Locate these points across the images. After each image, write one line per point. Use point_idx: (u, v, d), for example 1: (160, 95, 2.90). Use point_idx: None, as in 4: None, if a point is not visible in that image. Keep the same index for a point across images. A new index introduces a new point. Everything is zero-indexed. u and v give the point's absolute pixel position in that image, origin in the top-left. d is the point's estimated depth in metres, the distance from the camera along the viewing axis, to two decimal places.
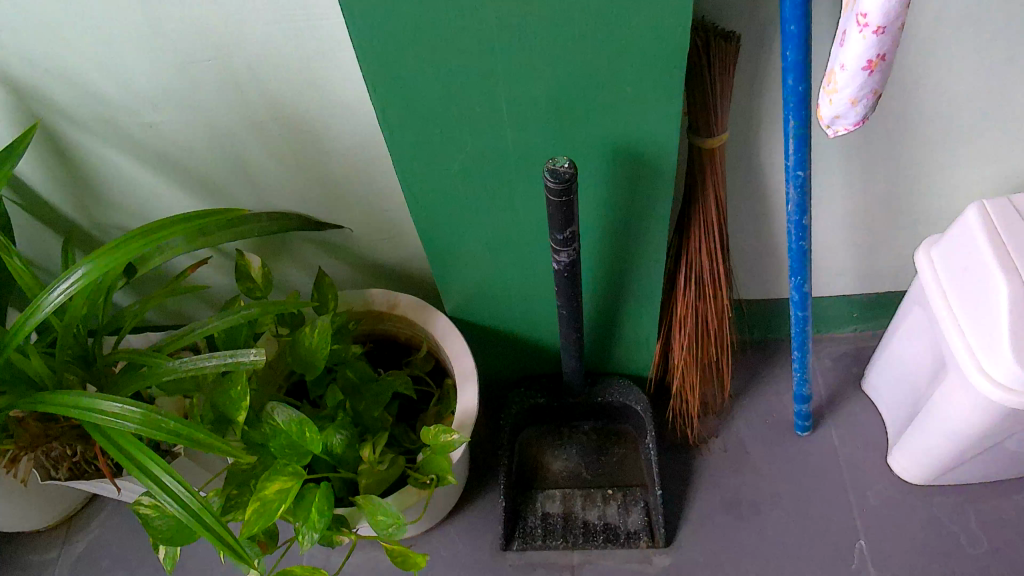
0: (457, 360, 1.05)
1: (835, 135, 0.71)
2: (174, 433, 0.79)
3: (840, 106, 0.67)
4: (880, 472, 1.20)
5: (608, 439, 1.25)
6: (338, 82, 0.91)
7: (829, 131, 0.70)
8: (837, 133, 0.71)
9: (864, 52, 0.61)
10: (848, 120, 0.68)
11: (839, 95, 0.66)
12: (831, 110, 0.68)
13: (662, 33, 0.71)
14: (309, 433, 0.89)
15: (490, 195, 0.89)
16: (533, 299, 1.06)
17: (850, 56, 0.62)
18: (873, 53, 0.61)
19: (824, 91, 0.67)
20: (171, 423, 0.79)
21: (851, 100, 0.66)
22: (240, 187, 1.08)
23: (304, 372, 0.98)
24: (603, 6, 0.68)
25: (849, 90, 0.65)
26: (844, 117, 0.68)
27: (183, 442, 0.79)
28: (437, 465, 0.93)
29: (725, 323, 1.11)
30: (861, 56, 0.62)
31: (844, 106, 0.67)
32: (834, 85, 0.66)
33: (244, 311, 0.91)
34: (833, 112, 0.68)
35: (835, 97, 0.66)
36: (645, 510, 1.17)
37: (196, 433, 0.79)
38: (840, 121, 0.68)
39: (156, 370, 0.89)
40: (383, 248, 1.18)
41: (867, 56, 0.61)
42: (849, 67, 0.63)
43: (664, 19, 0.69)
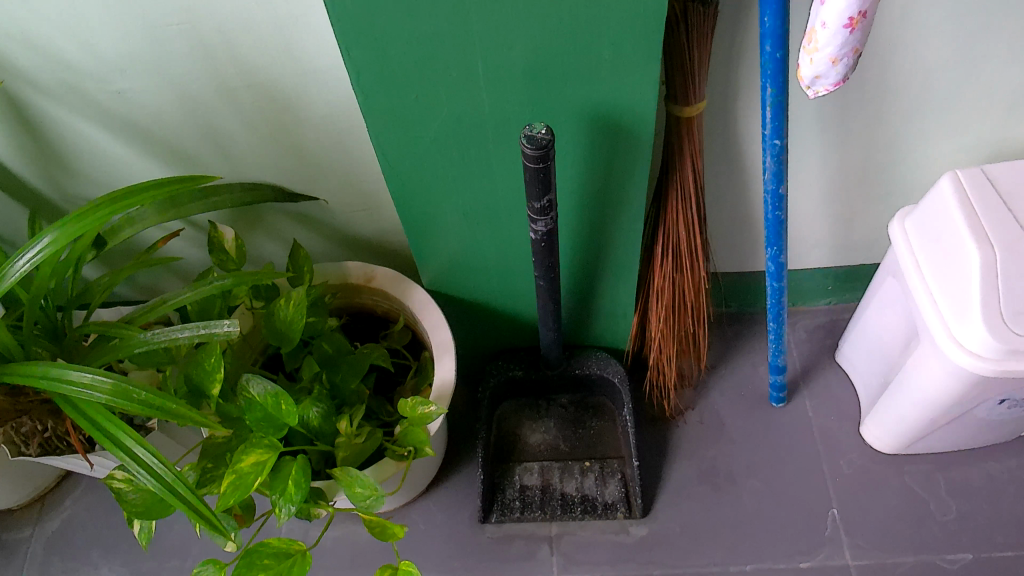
0: (433, 332, 1.04)
1: (814, 98, 0.70)
2: (146, 404, 0.77)
3: (820, 66, 0.66)
4: (852, 442, 1.22)
5: (585, 412, 1.26)
6: (311, 48, 0.89)
7: (808, 93, 0.70)
8: (816, 95, 0.70)
9: (845, 8, 0.61)
10: (829, 80, 0.67)
11: (820, 54, 0.65)
12: (812, 69, 0.67)
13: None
14: (286, 406, 0.88)
15: (466, 165, 0.88)
16: (510, 271, 1.06)
17: (831, 14, 0.62)
18: (855, 9, 0.61)
19: (803, 50, 0.67)
20: (143, 394, 0.78)
21: (832, 59, 0.65)
22: (213, 157, 1.06)
23: (279, 344, 0.98)
24: None
25: (830, 49, 0.64)
26: (824, 76, 0.67)
27: (156, 414, 0.78)
28: (415, 437, 0.93)
29: (702, 295, 1.12)
30: (842, 13, 0.61)
31: (824, 65, 0.66)
32: (814, 44, 0.65)
33: (218, 282, 0.89)
34: (813, 72, 0.67)
35: (815, 56, 0.66)
36: (622, 481, 1.18)
37: (168, 404, 0.78)
38: (820, 81, 0.68)
39: (127, 342, 0.87)
40: (359, 220, 1.17)
41: (848, 13, 0.61)
42: (830, 25, 0.63)
43: None
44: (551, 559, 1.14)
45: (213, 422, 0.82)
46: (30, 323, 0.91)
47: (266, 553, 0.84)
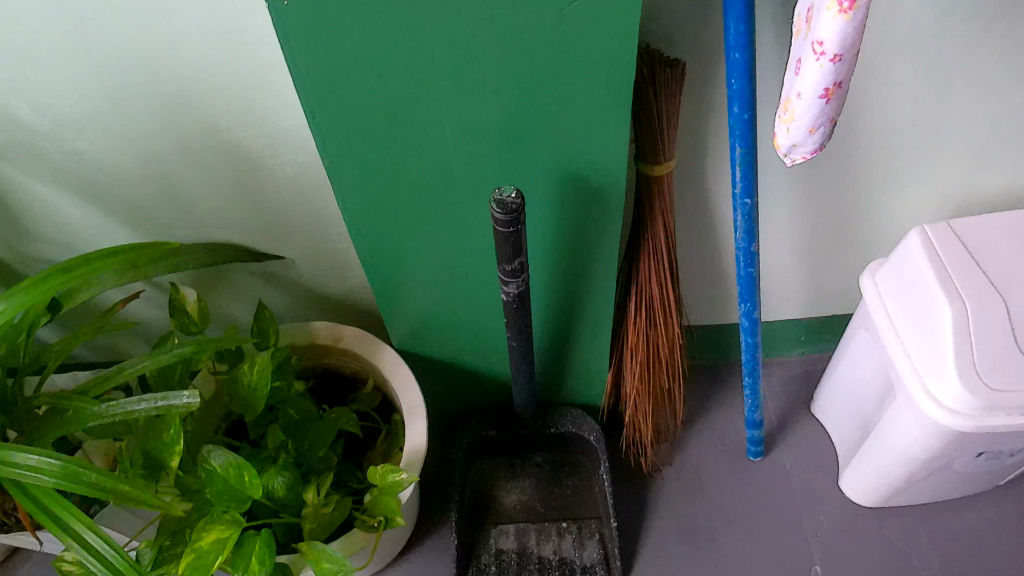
0: (404, 394, 1.01)
1: (793, 164, 0.70)
2: (96, 487, 0.73)
3: (797, 135, 0.66)
4: (831, 495, 1.20)
5: (561, 470, 1.23)
6: (277, 109, 0.88)
7: (787, 160, 0.70)
8: (795, 162, 0.70)
9: (819, 80, 0.60)
10: (806, 148, 0.67)
11: (796, 123, 0.65)
12: (789, 138, 0.67)
13: (607, 62, 0.70)
14: (249, 477, 0.84)
15: (436, 225, 0.87)
16: (482, 330, 1.04)
17: (806, 85, 0.61)
18: (830, 81, 0.60)
19: (781, 118, 0.67)
20: (93, 475, 0.73)
21: (809, 129, 0.65)
22: (175, 217, 1.03)
23: (243, 411, 0.94)
24: (548, 38, 0.67)
25: (805, 119, 0.64)
26: (801, 145, 0.67)
27: (107, 496, 0.73)
28: (386, 506, 0.89)
29: (677, 350, 1.11)
30: (817, 85, 0.61)
31: (801, 134, 0.66)
32: (790, 114, 0.65)
33: (178, 350, 0.86)
34: (790, 140, 0.67)
35: (791, 126, 0.66)
36: (601, 542, 1.15)
37: (120, 486, 0.73)
38: (798, 149, 0.68)
39: (81, 414, 0.82)
40: (327, 278, 1.14)
41: (823, 85, 0.60)
42: (806, 95, 0.62)
43: (610, 57, 0.69)
44: None
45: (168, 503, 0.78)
46: None
47: None
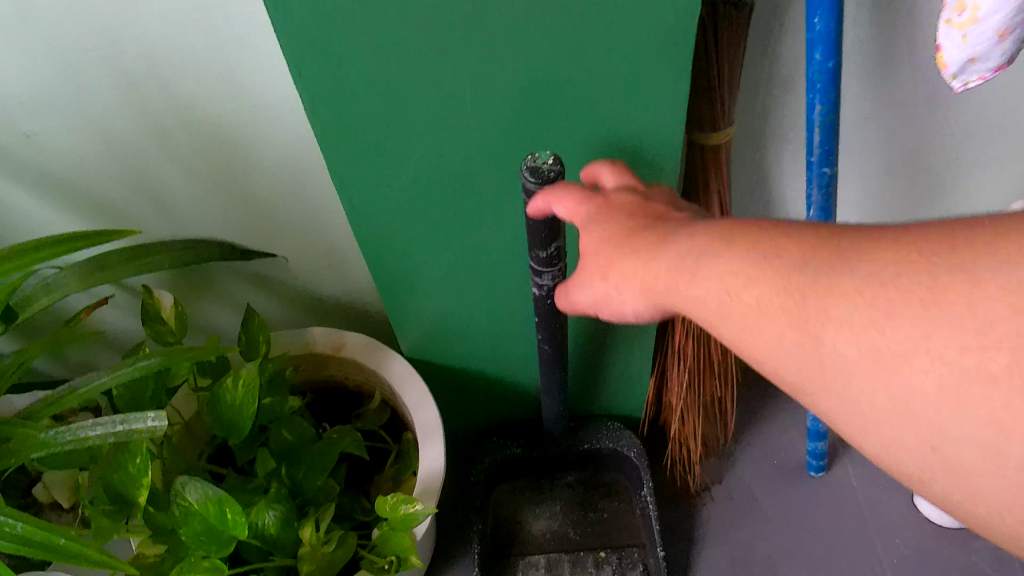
0: (416, 410, 0.87)
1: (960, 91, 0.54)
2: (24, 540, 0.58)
3: (979, 42, 0.50)
4: (906, 515, 1.05)
5: (595, 492, 1.08)
6: (259, 77, 0.74)
7: (953, 86, 0.54)
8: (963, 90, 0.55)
9: None
10: (988, 64, 0.51)
11: (983, 19, 0.49)
12: (967, 49, 0.51)
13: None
14: (232, 515, 0.69)
15: (450, 210, 0.72)
16: (505, 336, 0.89)
17: None
18: None
19: (952, 23, 0.51)
20: (21, 526, 0.58)
21: (998, 31, 0.49)
22: (148, 212, 0.89)
23: (227, 435, 0.80)
24: None
25: (999, 8, 0.48)
26: (982, 59, 0.51)
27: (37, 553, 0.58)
28: (398, 544, 0.75)
29: (730, 353, 0.96)
30: None
31: (986, 41, 0.50)
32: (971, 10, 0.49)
33: (142, 363, 0.71)
34: (969, 53, 0.51)
35: (969, 30, 0.50)
36: None
37: (55, 539, 0.58)
38: (977, 65, 0.52)
39: (24, 443, 0.67)
40: (325, 279, 1.00)
41: None
42: None
43: None
44: None
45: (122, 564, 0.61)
46: None
47: None
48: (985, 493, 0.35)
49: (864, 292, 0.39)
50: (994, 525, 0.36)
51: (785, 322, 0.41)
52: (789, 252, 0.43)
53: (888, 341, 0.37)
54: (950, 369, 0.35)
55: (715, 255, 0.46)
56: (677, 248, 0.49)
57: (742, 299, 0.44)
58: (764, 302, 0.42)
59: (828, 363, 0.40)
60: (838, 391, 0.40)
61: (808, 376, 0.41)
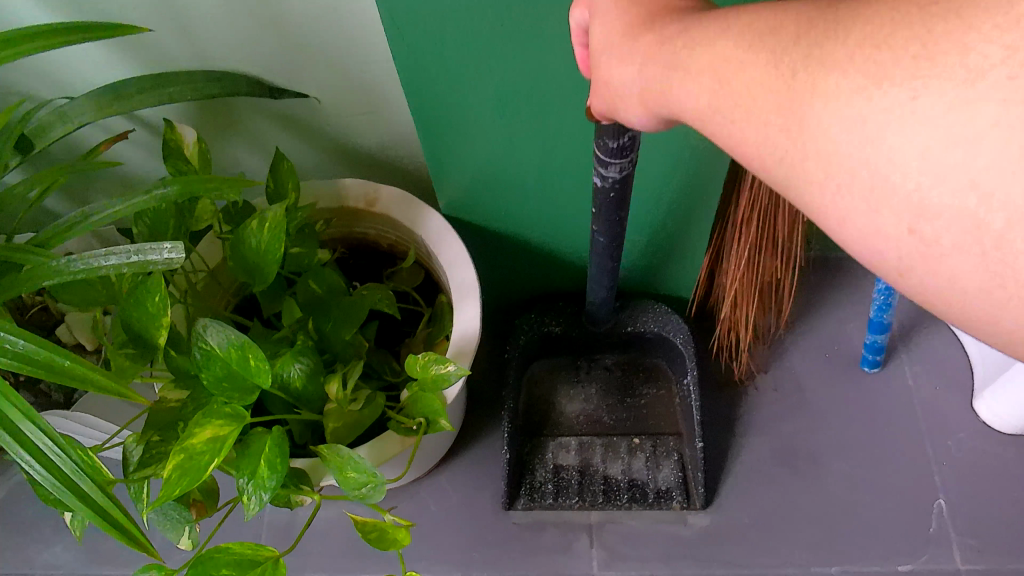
0: (452, 270, 0.81)
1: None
2: (27, 361, 0.52)
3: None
4: (963, 418, 0.99)
5: (634, 376, 1.04)
6: None
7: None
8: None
9: None
10: None
11: None
12: None
13: None
14: (255, 362, 0.65)
15: (507, 37, 0.62)
16: (554, 196, 0.81)
17: None
18: None
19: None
20: (28, 343, 0.53)
21: None
22: (167, 33, 0.80)
23: (252, 281, 0.75)
24: None
25: None
26: None
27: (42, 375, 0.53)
28: (428, 406, 0.71)
29: (796, 231, 0.88)
30: None
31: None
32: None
33: (159, 193, 0.65)
34: None
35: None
36: (679, 464, 0.96)
37: (58, 360, 0.53)
38: None
39: (34, 271, 0.62)
40: (361, 126, 0.92)
41: None
42: None
43: None
44: (590, 553, 0.93)
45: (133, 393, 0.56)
46: None
47: (224, 561, 0.60)
48: (960, 273, 0.33)
49: (854, 52, 0.33)
50: (967, 303, 0.34)
51: (777, 93, 0.37)
52: (781, 25, 0.37)
53: (873, 112, 0.32)
54: (934, 127, 0.31)
55: (714, 39, 0.40)
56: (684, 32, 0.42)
57: (738, 84, 0.39)
58: (758, 79, 0.38)
59: (819, 147, 0.35)
60: (815, 174, 0.36)
61: (792, 164, 0.37)
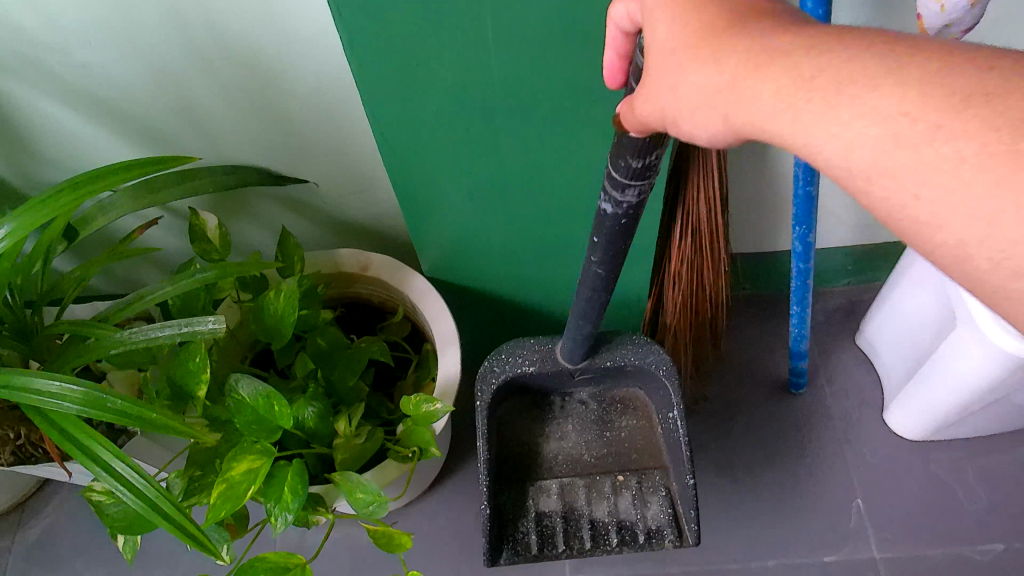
0: (435, 324, 0.97)
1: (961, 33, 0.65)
2: (124, 412, 0.64)
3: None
4: (875, 429, 1.16)
5: (612, 409, 1.11)
6: (295, 16, 0.78)
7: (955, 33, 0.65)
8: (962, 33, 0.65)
9: None
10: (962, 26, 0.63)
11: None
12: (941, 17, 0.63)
13: None
14: (279, 407, 0.81)
15: (470, 152, 0.77)
16: (517, 263, 0.97)
17: None
18: None
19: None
20: (120, 402, 0.65)
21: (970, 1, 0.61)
22: (190, 135, 0.96)
23: (270, 340, 0.91)
24: None
25: None
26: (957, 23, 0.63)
27: (135, 426, 0.65)
28: (420, 437, 0.86)
29: (720, 279, 1.05)
30: None
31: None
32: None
33: (199, 275, 0.82)
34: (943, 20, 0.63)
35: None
36: (666, 499, 1.03)
37: (149, 413, 0.65)
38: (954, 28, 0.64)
39: (101, 341, 0.79)
40: (353, 203, 1.09)
41: None
42: None
43: None
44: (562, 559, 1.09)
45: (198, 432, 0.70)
46: None
47: (262, 568, 0.75)
48: None
49: None
50: None
51: (983, 171, 0.32)
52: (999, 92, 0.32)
53: None
54: None
55: (882, 92, 0.35)
56: (849, 69, 0.36)
57: (933, 153, 0.33)
58: (968, 159, 0.32)
59: None
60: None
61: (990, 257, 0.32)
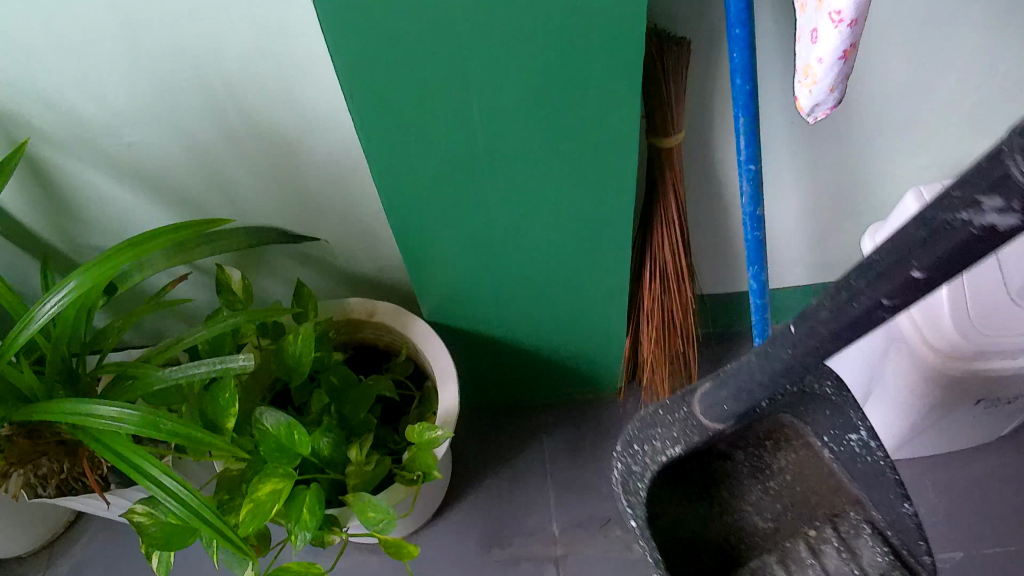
0: (435, 361, 1.08)
1: (816, 120, 0.67)
2: (173, 433, 0.80)
3: (820, 95, 0.62)
4: None
5: (763, 445, 0.74)
6: (311, 98, 0.92)
7: (809, 117, 0.67)
8: (817, 117, 0.67)
9: (836, 46, 0.57)
10: (827, 105, 0.64)
11: (818, 85, 0.61)
12: (810, 99, 0.63)
13: (630, 50, 0.69)
14: (299, 436, 0.91)
15: (463, 212, 0.89)
16: (507, 309, 1.09)
17: (823, 49, 0.58)
18: (847, 44, 0.57)
19: (800, 84, 0.63)
20: (169, 423, 0.80)
21: (830, 88, 0.62)
22: (216, 200, 1.09)
23: (289, 378, 1.02)
24: (580, 32, 0.67)
25: (827, 79, 0.60)
26: (822, 103, 0.64)
27: (181, 443, 0.80)
28: (424, 461, 0.97)
29: (690, 315, 1.17)
30: (834, 47, 0.57)
31: (823, 94, 0.62)
32: (811, 78, 0.61)
33: (229, 320, 0.93)
34: (812, 101, 0.63)
35: (812, 88, 0.62)
36: (878, 537, 0.69)
37: (193, 432, 0.80)
38: (819, 107, 0.64)
39: (145, 379, 0.91)
40: (360, 257, 1.21)
41: (840, 47, 0.57)
42: (826, 59, 0.59)
43: (627, 50, 0.69)
44: None
45: (234, 450, 0.85)
46: (52, 370, 0.95)
47: None
48: None
49: None
50: None
51: None
52: None
53: None
54: None
55: None
56: None
57: None
58: None
59: None
60: None
61: None
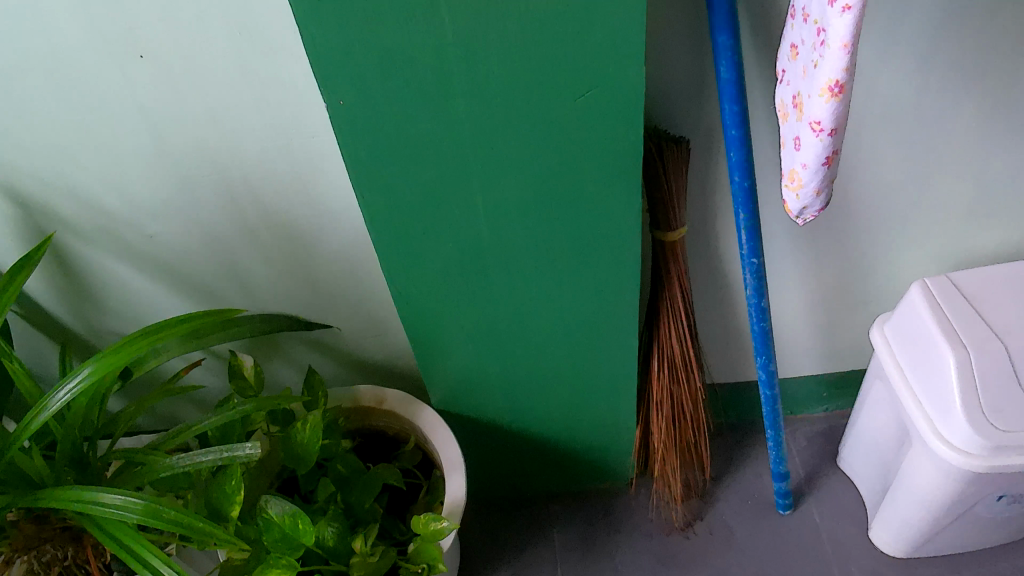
0: (443, 450, 1.08)
1: (804, 225, 0.71)
2: (175, 522, 0.80)
3: (806, 199, 0.67)
4: (862, 546, 1.22)
5: None
6: (325, 192, 0.96)
7: (798, 221, 0.71)
8: (805, 221, 0.71)
9: (814, 154, 0.62)
10: (814, 208, 0.68)
11: (804, 189, 0.66)
12: (798, 202, 0.68)
13: (628, 149, 0.72)
14: (303, 525, 0.91)
15: (470, 303, 0.91)
16: (516, 398, 1.09)
17: (806, 156, 0.63)
18: (827, 151, 0.61)
19: (787, 187, 0.68)
20: (172, 512, 0.80)
21: (815, 191, 0.66)
22: (232, 289, 1.12)
23: (295, 466, 1.01)
24: (578, 132, 0.71)
25: (811, 183, 0.65)
26: (810, 206, 0.68)
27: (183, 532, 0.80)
28: (429, 553, 0.95)
29: (700, 404, 1.16)
30: (815, 154, 0.62)
31: (809, 198, 0.67)
32: (797, 181, 0.66)
33: (238, 408, 0.94)
34: (799, 204, 0.68)
35: (799, 192, 0.66)
36: None
37: (195, 522, 0.80)
38: (807, 210, 0.68)
39: (153, 466, 0.91)
40: (370, 345, 1.23)
41: (820, 155, 0.62)
42: (809, 165, 0.63)
43: (624, 149, 0.72)
44: None
45: (236, 542, 0.84)
46: (62, 455, 0.96)
47: None
48: None
49: None
50: None
51: None
52: None
53: None
54: None
55: None
56: None
57: None
58: None
59: None
60: None
61: None
